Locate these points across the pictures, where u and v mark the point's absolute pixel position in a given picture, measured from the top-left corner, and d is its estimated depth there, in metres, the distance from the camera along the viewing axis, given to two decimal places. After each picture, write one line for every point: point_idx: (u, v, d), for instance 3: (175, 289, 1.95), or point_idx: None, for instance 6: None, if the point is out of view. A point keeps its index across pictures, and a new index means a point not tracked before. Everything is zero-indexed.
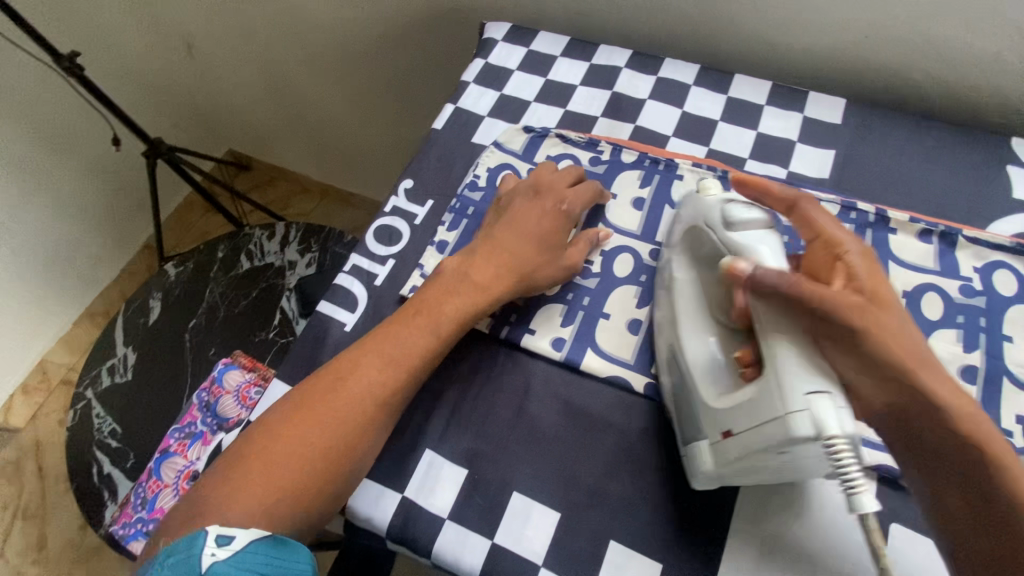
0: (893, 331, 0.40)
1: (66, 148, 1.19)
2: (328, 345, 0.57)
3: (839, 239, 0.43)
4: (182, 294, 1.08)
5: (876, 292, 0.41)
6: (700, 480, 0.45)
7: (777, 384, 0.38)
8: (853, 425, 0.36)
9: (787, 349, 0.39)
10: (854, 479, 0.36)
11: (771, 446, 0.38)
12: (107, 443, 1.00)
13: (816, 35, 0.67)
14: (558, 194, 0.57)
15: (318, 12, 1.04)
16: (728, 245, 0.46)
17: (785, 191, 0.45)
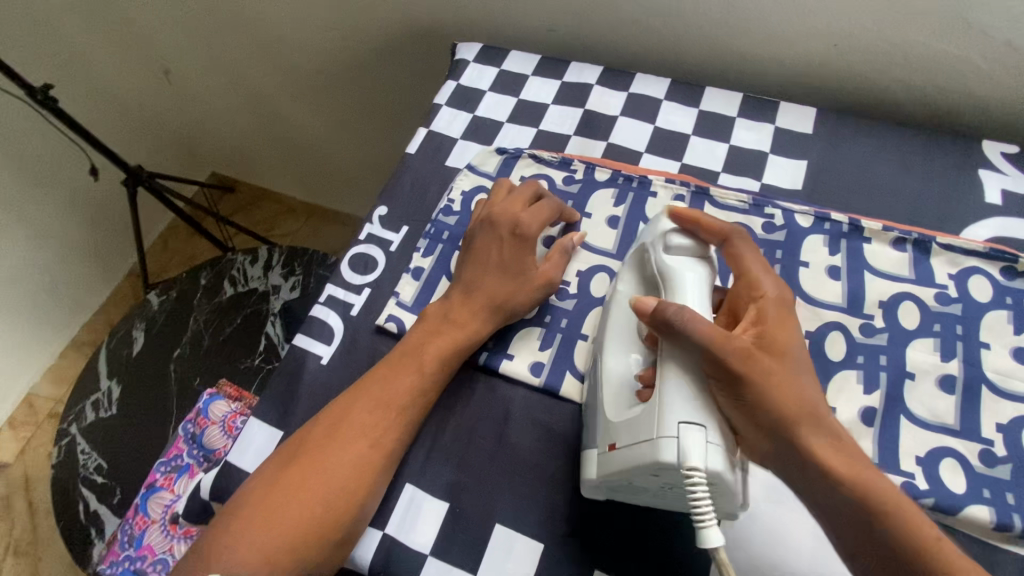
0: (785, 377, 0.43)
1: (44, 180, 1.17)
2: (305, 380, 0.56)
3: (759, 282, 0.47)
4: (165, 324, 1.07)
5: (778, 340, 0.44)
6: (586, 491, 0.47)
7: (660, 409, 0.41)
8: (717, 463, 0.40)
9: (678, 381, 0.41)
10: (702, 512, 0.39)
11: (646, 468, 0.41)
12: (93, 479, 0.98)
13: (784, 45, 0.67)
14: (511, 217, 0.56)
15: (293, 35, 1.04)
16: (663, 270, 0.46)
17: (723, 227, 0.48)
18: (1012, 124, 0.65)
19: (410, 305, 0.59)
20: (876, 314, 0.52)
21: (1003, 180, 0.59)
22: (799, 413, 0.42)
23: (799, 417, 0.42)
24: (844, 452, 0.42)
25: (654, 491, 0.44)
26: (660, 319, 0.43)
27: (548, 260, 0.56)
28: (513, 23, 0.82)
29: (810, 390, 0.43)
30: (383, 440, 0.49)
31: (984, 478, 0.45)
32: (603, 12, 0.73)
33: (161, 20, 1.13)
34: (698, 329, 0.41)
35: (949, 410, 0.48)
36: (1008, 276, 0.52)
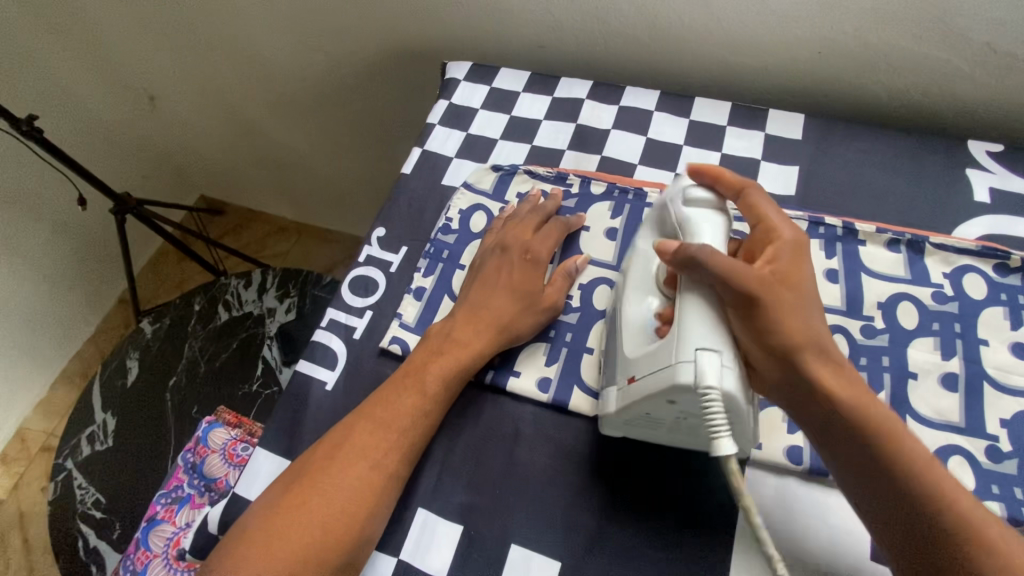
0: (797, 308, 0.44)
1: (31, 213, 1.16)
2: (310, 406, 0.56)
3: (776, 227, 0.48)
4: (160, 352, 1.06)
5: (791, 275, 0.45)
6: (606, 428, 0.49)
7: (677, 337, 0.43)
8: (732, 385, 0.41)
9: (695, 309, 0.44)
10: (717, 427, 0.41)
11: (661, 393, 0.43)
12: (91, 514, 0.96)
13: (769, 54, 0.69)
14: (521, 242, 0.58)
15: (280, 58, 1.04)
16: (680, 222, 0.50)
17: (737, 179, 0.50)
18: (995, 122, 0.66)
19: (413, 326, 0.58)
20: (875, 315, 0.53)
21: (989, 178, 0.60)
22: (809, 342, 0.43)
23: (807, 345, 0.43)
24: (846, 378, 0.44)
25: (672, 423, 0.46)
26: (681, 256, 0.45)
27: (552, 284, 0.57)
28: (501, 41, 0.82)
29: (819, 322, 0.45)
30: (384, 462, 0.48)
31: (991, 474, 0.46)
32: (590, 27, 0.75)
33: (147, 47, 1.12)
34: (715, 262, 0.43)
35: (954, 407, 0.48)
36: (1001, 273, 0.53)
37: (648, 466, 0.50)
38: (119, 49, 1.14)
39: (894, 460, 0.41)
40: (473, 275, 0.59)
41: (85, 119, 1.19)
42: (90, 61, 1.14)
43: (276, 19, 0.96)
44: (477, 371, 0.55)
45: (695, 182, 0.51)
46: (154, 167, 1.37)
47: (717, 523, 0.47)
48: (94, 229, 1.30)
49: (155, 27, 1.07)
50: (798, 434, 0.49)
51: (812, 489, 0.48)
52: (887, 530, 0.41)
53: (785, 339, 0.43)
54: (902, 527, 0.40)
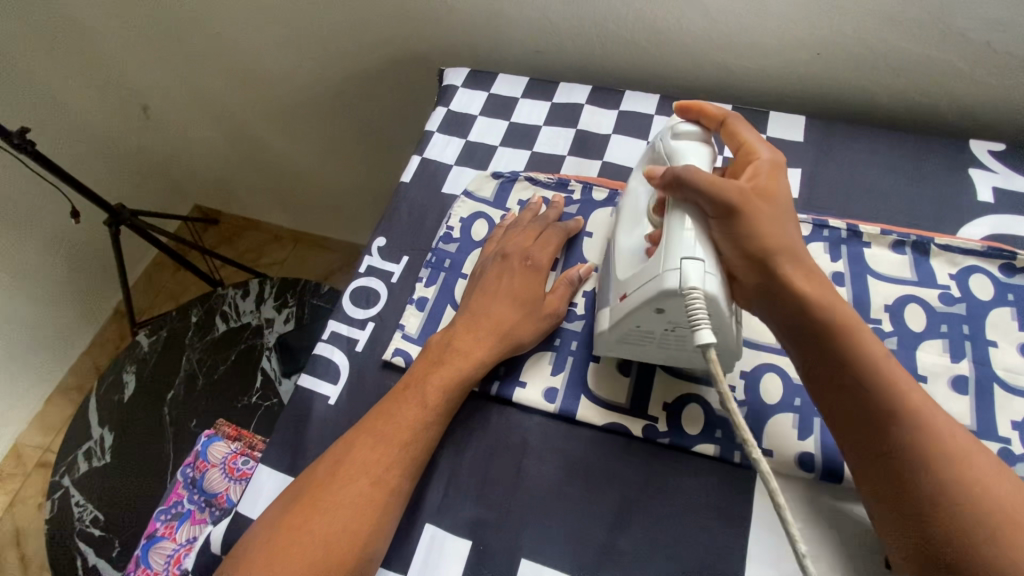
0: (775, 220, 0.46)
1: (23, 226, 1.14)
2: (313, 422, 0.55)
3: (755, 149, 0.50)
4: (157, 365, 1.04)
5: (770, 190, 0.48)
6: (599, 348, 0.52)
7: (664, 251, 0.45)
8: (714, 288, 0.43)
9: (681, 222, 0.46)
10: (699, 323, 0.42)
11: (649, 302, 0.45)
12: (89, 532, 0.94)
13: (769, 57, 0.69)
14: (522, 248, 0.58)
15: (275, 66, 1.03)
16: (668, 151, 0.52)
17: (717, 110, 0.52)
18: (995, 122, 0.66)
19: (416, 337, 0.58)
20: (883, 318, 0.53)
21: (992, 178, 0.60)
22: (784, 249, 0.46)
23: (783, 253, 0.45)
24: (820, 284, 0.46)
25: (660, 337, 0.48)
26: (669, 177, 0.47)
27: (553, 292, 0.56)
28: (498, 47, 0.82)
29: (796, 234, 0.47)
30: (385, 477, 0.47)
31: None
32: (587, 32, 0.74)
33: (140, 57, 1.11)
34: (698, 178, 0.45)
35: (965, 410, 0.48)
36: (1008, 273, 0.53)
37: (658, 475, 0.49)
38: (111, 59, 1.13)
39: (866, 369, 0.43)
40: (474, 281, 0.58)
41: (77, 131, 1.18)
42: (82, 71, 1.13)
43: (270, 27, 0.96)
44: (483, 383, 0.54)
45: (682, 119, 0.53)
46: (148, 177, 1.36)
47: (729, 532, 0.46)
48: (89, 242, 1.28)
49: (148, 37, 1.06)
50: (809, 441, 0.48)
51: (825, 497, 0.47)
52: (856, 439, 0.42)
53: (762, 249, 0.45)
54: (871, 434, 0.41)
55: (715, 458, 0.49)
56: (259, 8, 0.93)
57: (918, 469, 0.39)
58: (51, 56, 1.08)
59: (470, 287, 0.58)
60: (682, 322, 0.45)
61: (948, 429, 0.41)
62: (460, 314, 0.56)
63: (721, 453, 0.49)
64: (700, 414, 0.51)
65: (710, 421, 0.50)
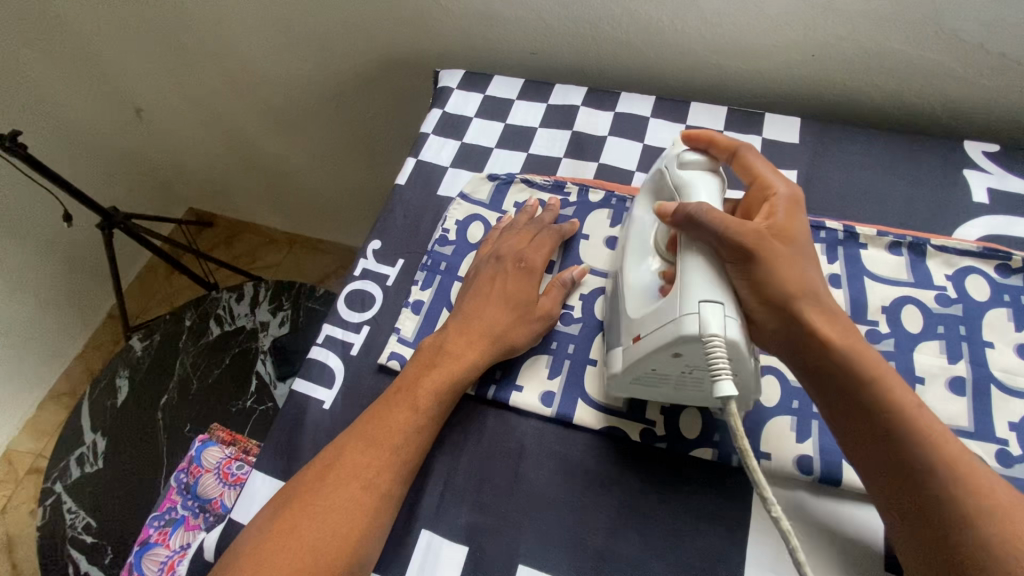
0: (793, 260, 0.45)
1: (13, 230, 1.13)
2: (307, 427, 0.54)
3: (771, 181, 0.49)
4: (150, 370, 1.03)
5: (788, 228, 0.47)
6: (611, 387, 0.50)
7: (682, 292, 0.44)
8: (735, 333, 0.42)
9: (698, 265, 0.45)
10: (718, 370, 0.41)
11: (666, 346, 0.43)
12: (81, 539, 0.92)
13: (764, 59, 0.68)
14: (515, 250, 0.58)
15: (268, 67, 1.03)
16: (677, 185, 0.50)
17: (728, 141, 0.52)
18: (989, 123, 0.67)
19: (411, 340, 0.57)
20: (880, 320, 0.52)
21: (987, 178, 0.60)
22: (807, 292, 0.44)
23: (806, 295, 0.44)
24: (843, 327, 0.45)
25: (676, 379, 0.46)
26: (681, 215, 0.46)
27: (546, 295, 0.56)
28: (494, 49, 0.82)
29: (816, 273, 0.46)
30: (376, 481, 0.47)
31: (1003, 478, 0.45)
32: (583, 34, 0.74)
33: (132, 59, 1.10)
34: (715, 218, 0.44)
35: (962, 411, 0.48)
36: (1003, 274, 0.53)
37: (656, 479, 0.49)
38: (104, 61, 1.12)
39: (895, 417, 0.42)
40: (466, 285, 0.58)
41: (69, 133, 1.17)
42: (74, 73, 1.12)
43: (264, 28, 0.95)
44: (479, 387, 0.54)
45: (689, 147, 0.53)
46: (141, 179, 1.35)
47: (727, 536, 0.46)
48: (81, 245, 1.27)
49: (140, 38, 1.06)
50: (807, 443, 0.48)
51: (822, 501, 0.47)
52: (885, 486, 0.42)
53: (784, 291, 0.44)
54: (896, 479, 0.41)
55: (713, 462, 0.49)
56: (252, 8, 0.92)
57: (952, 523, 0.38)
58: (42, 57, 1.07)
59: (461, 291, 0.58)
60: (698, 366, 0.44)
61: (987, 486, 0.39)
62: (449, 320, 0.55)
63: (719, 457, 0.48)
64: (698, 417, 0.50)
65: (709, 426, 0.50)
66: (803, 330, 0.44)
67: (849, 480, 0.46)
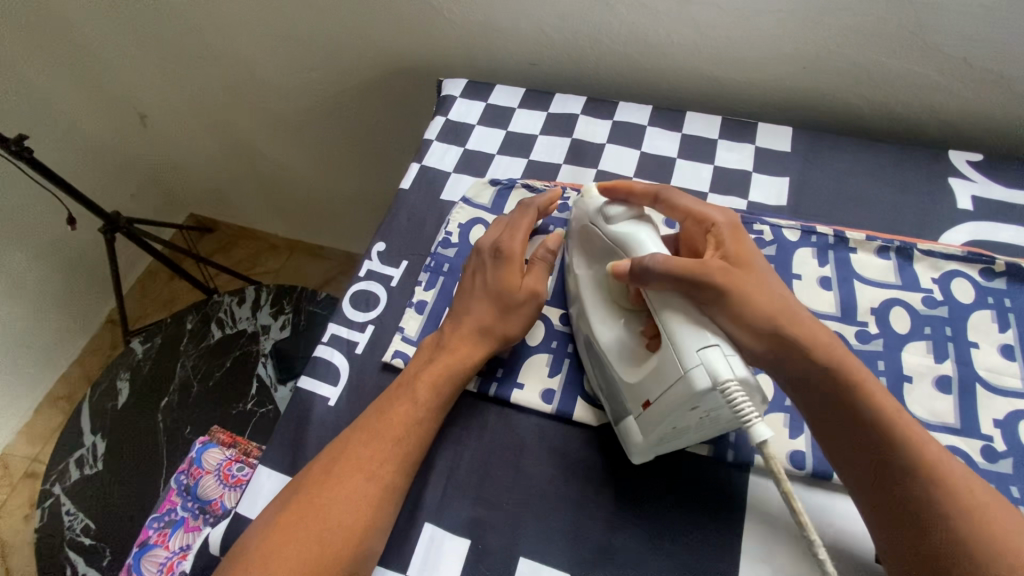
0: (759, 284, 0.48)
1: (16, 234, 1.14)
2: (312, 424, 0.56)
3: (705, 213, 0.51)
4: (151, 372, 1.04)
5: (741, 253, 0.49)
6: (635, 457, 0.49)
7: (676, 348, 0.44)
8: (742, 370, 0.43)
9: (676, 313, 0.46)
10: (746, 414, 0.42)
11: (684, 405, 0.44)
12: (79, 541, 0.92)
13: (757, 71, 0.71)
14: (492, 242, 0.58)
15: (272, 75, 1.05)
16: (614, 239, 0.52)
17: (647, 187, 0.54)
18: (972, 134, 0.69)
19: (415, 340, 0.59)
20: (869, 321, 0.54)
21: (971, 186, 0.63)
22: (779, 313, 0.47)
23: (779, 318, 0.47)
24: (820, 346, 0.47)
25: (693, 429, 0.47)
26: (634, 270, 0.47)
27: (530, 274, 0.56)
28: (495, 59, 0.84)
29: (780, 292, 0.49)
30: (380, 473, 0.48)
31: (988, 473, 0.47)
32: (582, 45, 0.76)
33: (140, 66, 1.13)
34: (664, 266, 0.46)
35: (948, 409, 0.50)
36: (987, 277, 0.55)
37: (653, 474, 0.50)
38: (111, 68, 1.14)
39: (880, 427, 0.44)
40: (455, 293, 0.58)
41: (74, 138, 1.18)
42: (81, 80, 1.14)
43: (271, 38, 0.97)
44: (481, 383, 0.55)
45: (609, 199, 0.54)
46: (144, 185, 1.36)
47: (724, 529, 0.47)
48: (83, 249, 1.28)
49: (147, 46, 1.08)
50: (799, 439, 0.49)
51: (815, 494, 0.48)
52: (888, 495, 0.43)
53: (761, 319, 0.46)
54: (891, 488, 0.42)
55: (708, 458, 0.50)
56: (259, 18, 0.94)
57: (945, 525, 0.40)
58: (50, 63, 1.09)
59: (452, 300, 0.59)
60: (717, 417, 0.45)
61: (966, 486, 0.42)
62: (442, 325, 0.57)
63: (714, 453, 0.50)
64: None
65: None
66: (776, 352, 0.46)
67: None
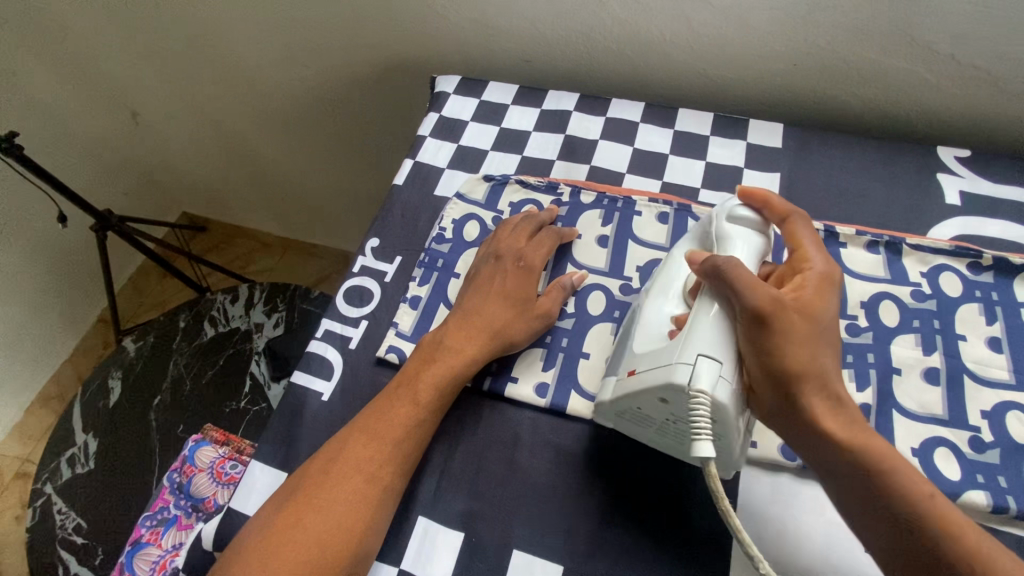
0: (810, 338, 0.43)
1: (6, 234, 1.13)
2: (306, 419, 0.56)
3: (808, 256, 0.48)
4: (143, 371, 1.03)
5: (816, 305, 0.45)
6: (598, 414, 0.50)
7: (684, 339, 0.44)
8: (724, 396, 0.42)
9: (710, 326, 0.44)
10: (698, 428, 0.41)
11: (656, 390, 0.44)
12: (72, 540, 0.92)
13: (748, 68, 0.72)
14: (515, 250, 0.59)
15: (265, 73, 1.04)
16: (721, 234, 0.51)
17: (782, 205, 0.51)
18: (960, 131, 0.70)
19: (409, 335, 0.59)
20: (859, 314, 0.55)
21: (959, 181, 0.63)
22: (819, 372, 0.42)
23: (816, 375, 0.42)
24: (853, 418, 0.42)
25: (662, 424, 0.47)
26: (711, 265, 0.46)
27: (546, 296, 0.57)
28: (489, 56, 0.84)
29: (833, 362, 0.44)
30: (378, 474, 0.48)
31: (975, 463, 0.47)
32: (575, 43, 0.77)
33: (132, 64, 1.12)
34: (738, 278, 0.44)
35: (937, 401, 0.50)
36: (975, 271, 0.56)
37: (646, 468, 0.50)
38: (102, 65, 1.13)
39: (901, 501, 0.39)
40: (469, 282, 0.59)
41: (65, 136, 1.17)
42: (72, 78, 1.13)
43: (265, 35, 0.97)
44: (476, 379, 0.55)
45: (743, 202, 0.52)
46: (136, 183, 1.35)
47: (715, 522, 0.48)
48: (75, 247, 1.27)
49: (139, 43, 1.07)
50: None
51: (805, 486, 0.49)
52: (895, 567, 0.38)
53: (795, 369, 0.42)
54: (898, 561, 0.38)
55: None
56: (253, 15, 0.94)
57: None
58: (40, 60, 1.08)
59: (464, 287, 0.59)
60: (678, 417, 0.44)
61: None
62: (456, 311, 0.57)
63: None
64: None
65: None
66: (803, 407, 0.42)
67: None
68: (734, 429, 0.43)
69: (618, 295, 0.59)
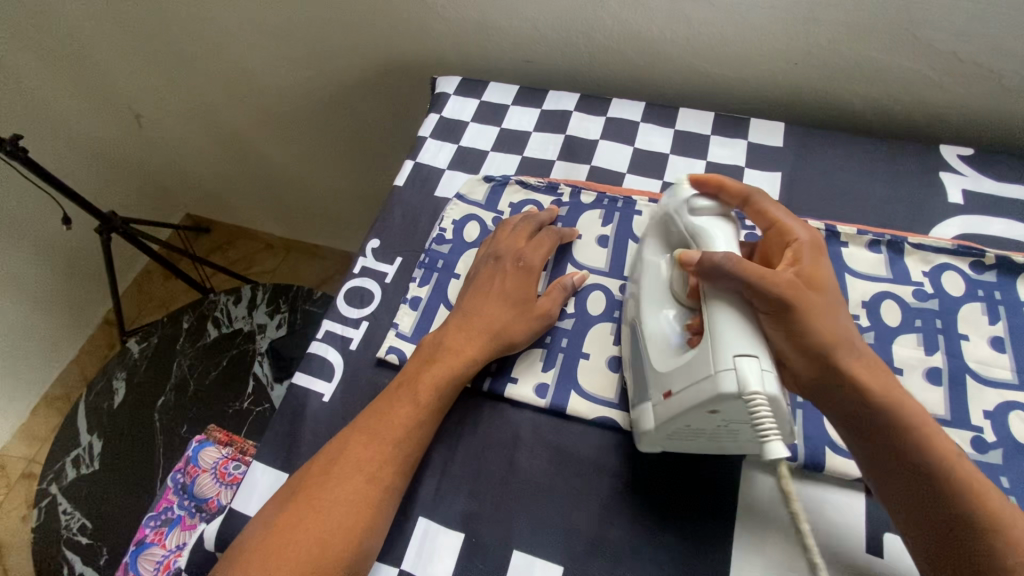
0: (823, 308, 0.45)
1: (12, 235, 1.14)
2: (308, 419, 0.56)
3: (789, 228, 0.49)
4: (147, 371, 1.04)
5: (818, 275, 0.46)
6: (644, 443, 0.48)
7: (712, 347, 0.42)
8: (774, 386, 0.41)
9: (731, 318, 0.43)
10: (766, 430, 0.41)
11: (703, 404, 0.42)
12: (76, 540, 0.92)
13: (748, 67, 0.71)
14: (515, 250, 0.59)
15: (268, 74, 1.05)
16: (691, 232, 0.49)
17: (739, 186, 0.50)
18: (963, 129, 0.70)
19: (409, 335, 0.59)
20: (860, 314, 0.55)
21: (962, 180, 0.63)
22: (837, 341, 0.44)
23: (836, 343, 0.44)
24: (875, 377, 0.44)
25: (713, 433, 0.45)
26: (704, 264, 0.45)
27: (546, 296, 0.57)
28: (489, 57, 0.84)
29: (845, 323, 0.46)
30: (379, 475, 0.48)
31: (977, 463, 0.47)
32: (576, 43, 0.77)
33: (135, 66, 1.13)
34: (741, 268, 0.43)
35: (939, 401, 0.50)
36: (978, 270, 0.56)
37: (646, 469, 0.50)
38: (106, 68, 1.14)
39: (917, 453, 0.42)
40: (468, 286, 0.58)
41: (69, 138, 1.18)
42: (75, 80, 1.14)
43: (266, 37, 0.97)
44: (476, 380, 0.55)
45: (697, 191, 0.51)
46: (139, 184, 1.35)
47: (716, 523, 0.47)
48: (79, 249, 1.28)
49: (142, 45, 1.08)
50: (792, 432, 0.49)
51: (806, 486, 0.48)
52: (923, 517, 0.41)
53: (815, 341, 0.44)
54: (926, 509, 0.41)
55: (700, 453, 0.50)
56: (254, 18, 0.94)
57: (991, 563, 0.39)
58: (44, 63, 1.08)
59: (465, 292, 0.58)
60: (733, 424, 0.43)
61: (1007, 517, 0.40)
62: (456, 316, 0.56)
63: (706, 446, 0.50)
64: None
65: None
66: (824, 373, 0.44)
67: (833, 467, 0.48)
68: (786, 421, 0.42)
69: (618, 295, 0.59)
